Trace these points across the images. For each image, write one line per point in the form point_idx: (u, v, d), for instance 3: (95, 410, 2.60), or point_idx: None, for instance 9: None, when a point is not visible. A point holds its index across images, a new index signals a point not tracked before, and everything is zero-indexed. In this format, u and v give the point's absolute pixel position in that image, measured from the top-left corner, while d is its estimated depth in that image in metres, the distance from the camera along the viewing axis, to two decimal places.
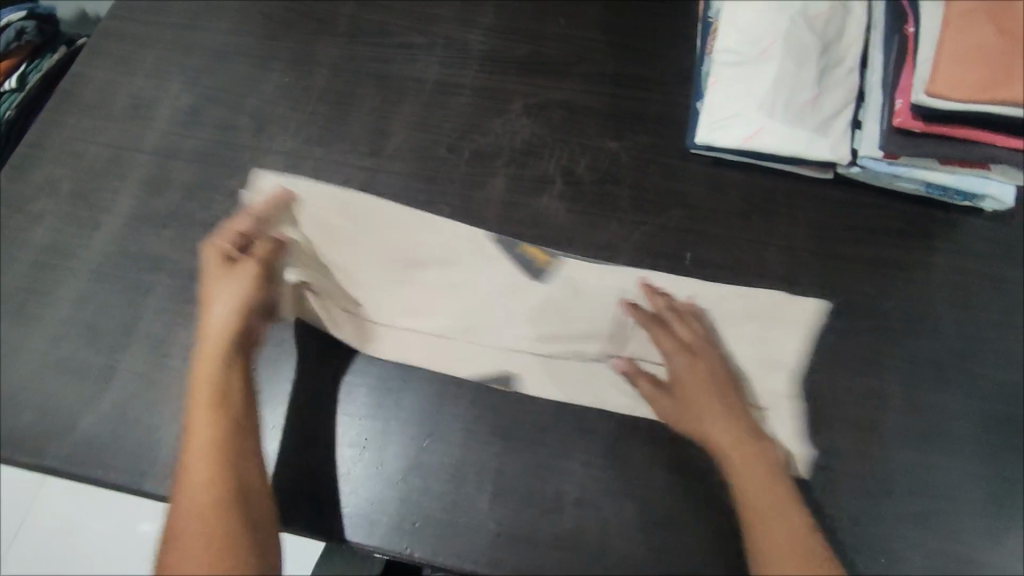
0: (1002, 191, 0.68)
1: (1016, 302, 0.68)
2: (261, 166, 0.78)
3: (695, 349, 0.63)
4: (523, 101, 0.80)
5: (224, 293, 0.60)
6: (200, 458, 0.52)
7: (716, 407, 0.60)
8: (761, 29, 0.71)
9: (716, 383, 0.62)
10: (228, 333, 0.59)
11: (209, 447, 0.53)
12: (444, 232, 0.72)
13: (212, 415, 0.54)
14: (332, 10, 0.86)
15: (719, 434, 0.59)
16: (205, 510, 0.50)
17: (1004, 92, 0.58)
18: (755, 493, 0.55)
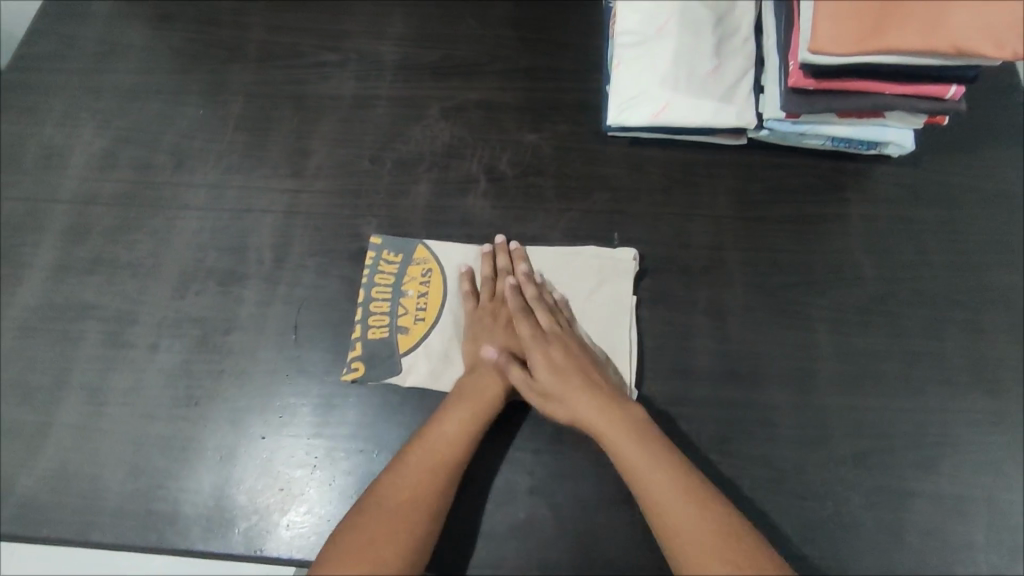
0: (901, 136, 0.69)
1: (929, 240, 0.71)
2: (183, 201, 0.77)
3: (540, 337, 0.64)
4: (440, 105, 0.81)
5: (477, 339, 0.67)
6: (425, 463, 0.57)
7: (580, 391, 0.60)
8: (656, 8, 0.72)
9: (574, 362, 0.62)
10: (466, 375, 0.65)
11: (460, 449, 0.59)
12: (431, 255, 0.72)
13: (468, 418, 0.60)
14: (241, 37, 0.86)
15: (586, 411, 0.59)
16: (401, 512, 0.54)
17: (886, 37, 0.57)
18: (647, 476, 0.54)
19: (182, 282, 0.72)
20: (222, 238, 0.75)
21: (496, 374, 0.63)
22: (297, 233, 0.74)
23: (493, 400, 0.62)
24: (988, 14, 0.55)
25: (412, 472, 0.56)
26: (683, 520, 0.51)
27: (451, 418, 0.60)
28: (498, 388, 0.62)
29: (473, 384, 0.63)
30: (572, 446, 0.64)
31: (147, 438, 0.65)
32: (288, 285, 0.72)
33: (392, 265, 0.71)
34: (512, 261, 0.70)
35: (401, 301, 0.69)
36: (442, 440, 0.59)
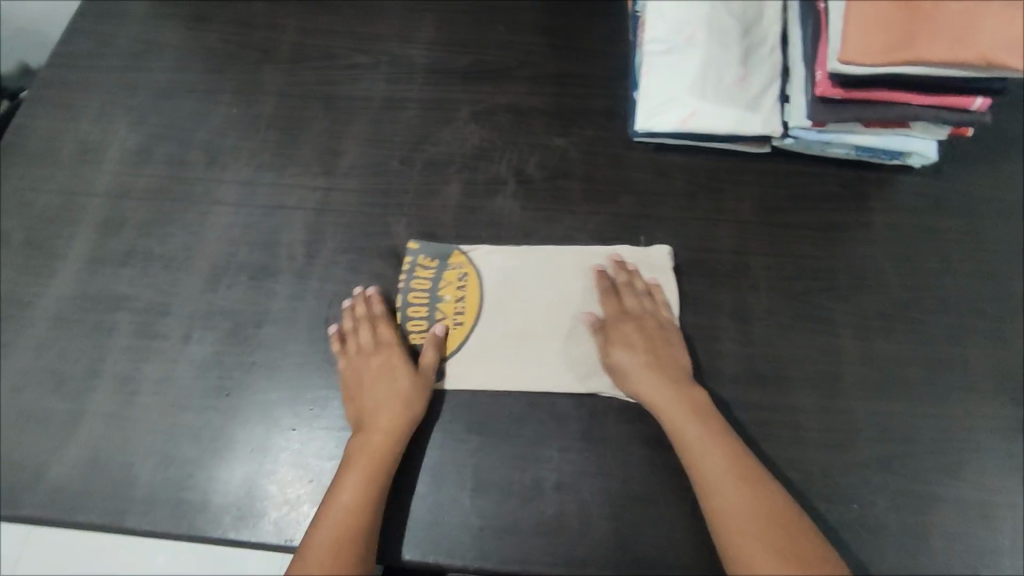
0: (924, 146, 0.71)
1: (952, 249, 0.72)
2: (215, 197, 0.78)
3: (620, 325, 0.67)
4: (469, 108, 0.83)
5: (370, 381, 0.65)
6: (341, 519, 0.58)
7: (654, 375, 0.63)
8: (685, 17, 0.74)
9: (649, 352, 0.65)
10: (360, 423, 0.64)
11: (369, 500, 0.59)
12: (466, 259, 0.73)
13: (364, 476, 0.60)
14: (274, 39, 0.88)
15: (658, 398, 0.62)
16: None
17: (913, 50, 0.58)
18: (708, 462, 0.58)
19: (215, 275, 0.74)
20: (254, 233, 0.76)
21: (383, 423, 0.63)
22: (329, 229, 0.76)
23: (391, 448, 0.62)
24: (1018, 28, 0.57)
25: (331, 530, 0.57)
26: (738, 509, 0.56)
27: (353, 471, 0.60)
28: (388, 438, 0.62)
29: (367, 434, 0.62)
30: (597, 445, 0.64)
31: (177, 427, 0.66)
32: (319, 280, 0.73)
33: (428, 271, 0.72)
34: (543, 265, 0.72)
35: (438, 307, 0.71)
36: (348, 502, 0.58)
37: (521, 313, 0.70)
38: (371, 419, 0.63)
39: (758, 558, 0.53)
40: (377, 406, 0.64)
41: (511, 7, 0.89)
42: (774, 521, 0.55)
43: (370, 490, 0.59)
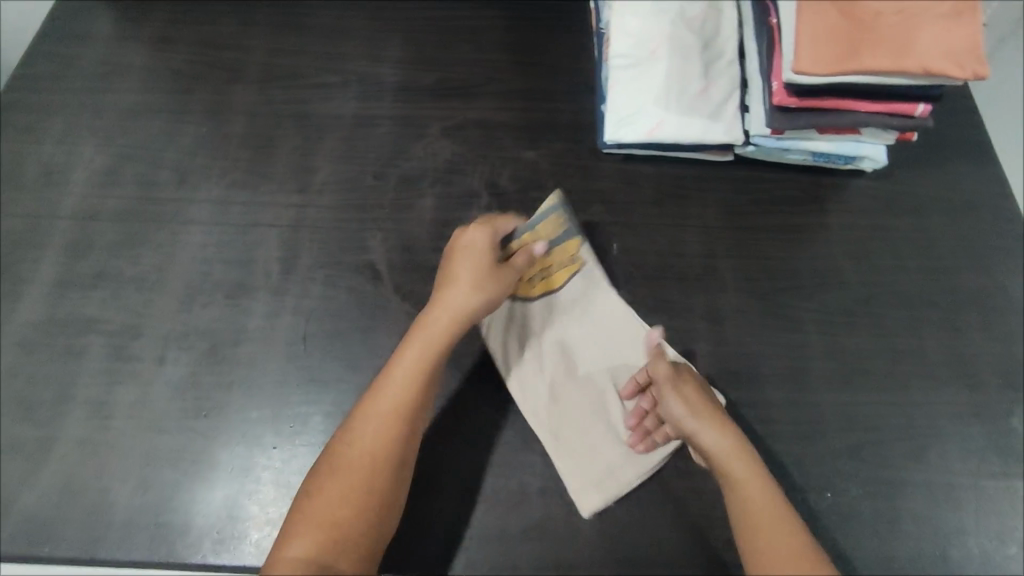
0: (875, 151, 0.75)
1: (905, 248, 0.76)
2: (187, 217, 0.78)
3: (678, 379, 0.61)
4: (440, 124, 0.84)
5: (457, 278, 0.64)
6: (387, 406, 0.58)
7: (715, 420, 0.58)
8: (647, 33, 0.77)
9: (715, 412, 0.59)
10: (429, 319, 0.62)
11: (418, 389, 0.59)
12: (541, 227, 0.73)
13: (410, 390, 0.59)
14: (242, 59, 0.88)
15: (716, 443, 0.57)
16: (337, 500, 0.53)
17: (859, 60, 0.62)
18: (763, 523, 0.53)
19: (188, 296, 0.73)
20: (229, 252, 0.75)
21: (447, 311, 0.62)
22: (304, 247, 0.76)
23: (450, 340, 0.62)
24: (951, 39, 0.62)
25: (376, 414, 0.57)
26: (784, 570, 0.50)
27: (409, 356, 0.60)
28: (447, 331, 0.62)
29: (428, 321, 0.62)
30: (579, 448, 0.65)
31: (154, 451, 0.65)
32: (296, 297, 0.73)
33: (550, 232, 0.72)
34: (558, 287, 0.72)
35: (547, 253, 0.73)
36: (386, 415, 0.57)
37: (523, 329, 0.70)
38: (444, 302, 0.63)
39: None
40: (464, 280, 0.64)
41: (478, 26, 0.91)
42: None
43: (411, 406, 0.58)
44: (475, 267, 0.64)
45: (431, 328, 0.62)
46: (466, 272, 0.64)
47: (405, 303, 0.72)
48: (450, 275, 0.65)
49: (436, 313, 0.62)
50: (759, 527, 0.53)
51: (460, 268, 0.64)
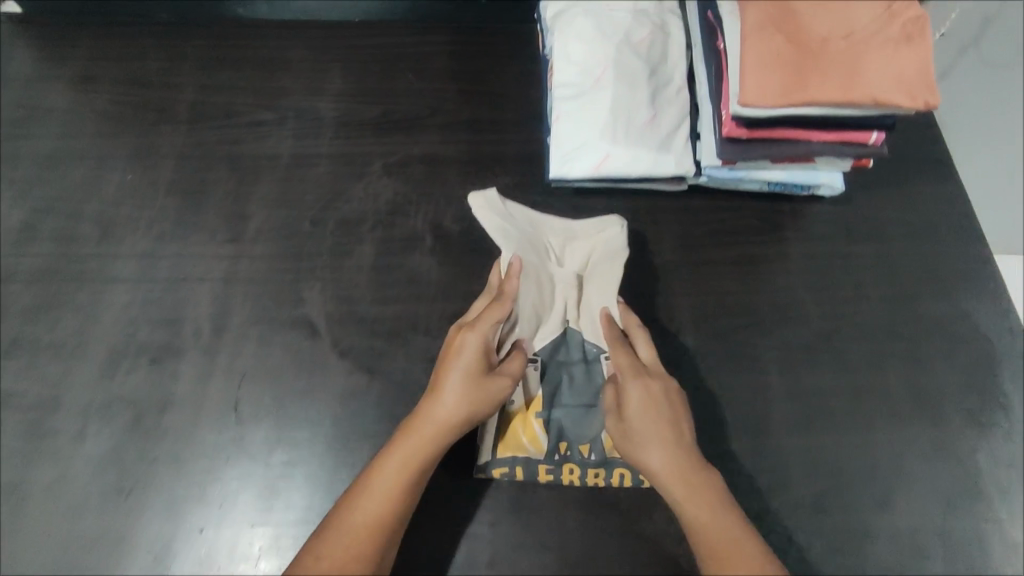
0: (832, 179, 0.72)
1: (867, 277, 0.73)
2: (109, 273, 0.73)
3: (633, 373, 0.60)
4: (382, 161, 0.80)
5: (462, 373, 0.58)
6: (369, 522, 0.54)
7: (654, 437, 0.57)
8: (592, 60, 0.73)
9: (662, 410, 0.59)
10: (431, 418, 0.58)
11: (408, 496, 0.56)
12: (605, 225, 0.70)
13: (393, 496, 0.55)
14: (172, 98, 0.85)
15: (660, 470, 0.57)
16: None
17: (811, 90, 0.58)
18: (713, 545, 0.54)
19: (110, 362, 0.67)
20: (154, 311, 0.70)
21: (436, 426, 0.58)
22: (237, 303, 0.70)
23: (439, 448, 0.58)
24: (902, 66, 0.58)
25: (368, 511, 0.55)
26: None
27: (398, 457, 0.57)
28: (441, 435, 0.58)
29: (396, 449, 0.57)
30: (533, 472, 0.64)
31: (75, 537, 0.60)
32: (228, 358, 0.68)
33: (598, 480, 0.64)
34: (580, 244, 0.71)
35: (567, 442, 0.65)
36: (364, 521, 0.54)
37: (531, 248, 0.68)
38: (437, 399, 0.58)
39: None
40: (463, 380, 0.58)
41: (420, 55, 0.89)
42: None
43: (393, 509, 0.55)
44: (468, 381, 0.58)
45: (401, 454, 0.57)
46: (467, 362, 0.59)
47: (344, 360, 0.68)
48: (445, 362, 0.60)
49: (429, 418, 0.58)
50: (710, 552, 0.54)
51: (460, 356, 0.59)
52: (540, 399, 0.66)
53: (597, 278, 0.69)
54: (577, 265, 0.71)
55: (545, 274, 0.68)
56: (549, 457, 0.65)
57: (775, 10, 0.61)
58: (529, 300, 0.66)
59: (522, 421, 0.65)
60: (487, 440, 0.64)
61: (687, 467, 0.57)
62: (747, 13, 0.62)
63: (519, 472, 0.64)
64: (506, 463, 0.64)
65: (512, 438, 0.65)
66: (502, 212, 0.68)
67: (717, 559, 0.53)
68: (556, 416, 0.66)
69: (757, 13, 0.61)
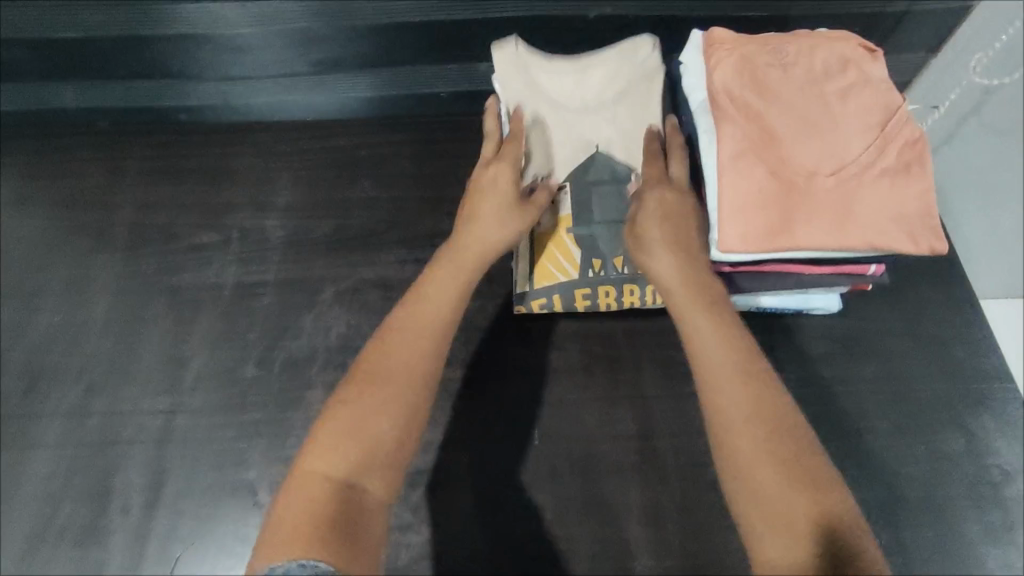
0: (827, 302, 0.65)
1: (869, 405, 0.67)
2: (33, 437, 0.67)
3: (665, 188, 0.57)
4: (334, 287, 0.74)
5: (500, 196, 0.61)
6: (405, 352, 0.52)
7: (667, 246, 0.55)
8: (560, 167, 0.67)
9: (685, 221, 0.56)
10: (476, 249, 0.59)
11: (451, 318, 0.55)
12: (631, 51, 0.67)
13: (432, 322, 0.54)
14: (108, 221, 0.79)
15: (664, 275, 0.54)
16: (360, 429, 0.48)
17: (796, 236, 0.52)
18: (716, 361, 0.49)
19: (32, 542, 0.62)
20: (82, 480, 0.64)
21: (475, 253, 0.59)
22: (172, 467, 0.64)
23: (480, 267, 0.59)
24: (895, 209, 0.52)
25: (411, 335, 0.53)
26: (743, 410, 0.46)
27: (441, 283, 0.57)
28: (478, 257, 0.59)
29: (436, 276, 0.57)
30: (569, 301, 0.65)
31: None
32: (161, 538, 0.62)
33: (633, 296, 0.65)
34: (609, 64, 0.67)
35: (601, 260, 0.64)
36: (407, 354, 0.52)
37: (546, 78, 0.67)
38: (473, 229, 0.60)
39: (760, 464, 0.44)
40: (501, 207, 0.60)
41: (378, 158, 0.82)
42: (772, 439, 0.45)
43: (433, 332, 0.54)
44: (503, 202, 0.61)
45: (444, 281, 0.57)
46: (503, 189, 0.61)
47: None
48: (470, 206, 0.61)
49: (466, 248, 0.59)
50: (704, 359, 0.49)
51: (491, 191, 0.61)
52: (569, 216, 0.65)
53: (628, 103, 0.67)
54: (602, 89, 0.68)
55: (566, 104, 0.68)
56: (584, 275, 0.65)
57: (754, 136, 0.55)
58: (553, 149, 0.67)
59: (553, 241, 0.65)
60: (523, 271, 0.66)
61: (693, 276, 0.53)
62: (724, 139, 0.55)
63: (558, 300, 0.66)
64: (544, 291, 0.65)
65: (547, 260, 0.65)
66: (513, 63, 0.67)
67: (712, 374, 0.48)
68: (590, 234, 0.65)
69: (735, 141, 0.54)
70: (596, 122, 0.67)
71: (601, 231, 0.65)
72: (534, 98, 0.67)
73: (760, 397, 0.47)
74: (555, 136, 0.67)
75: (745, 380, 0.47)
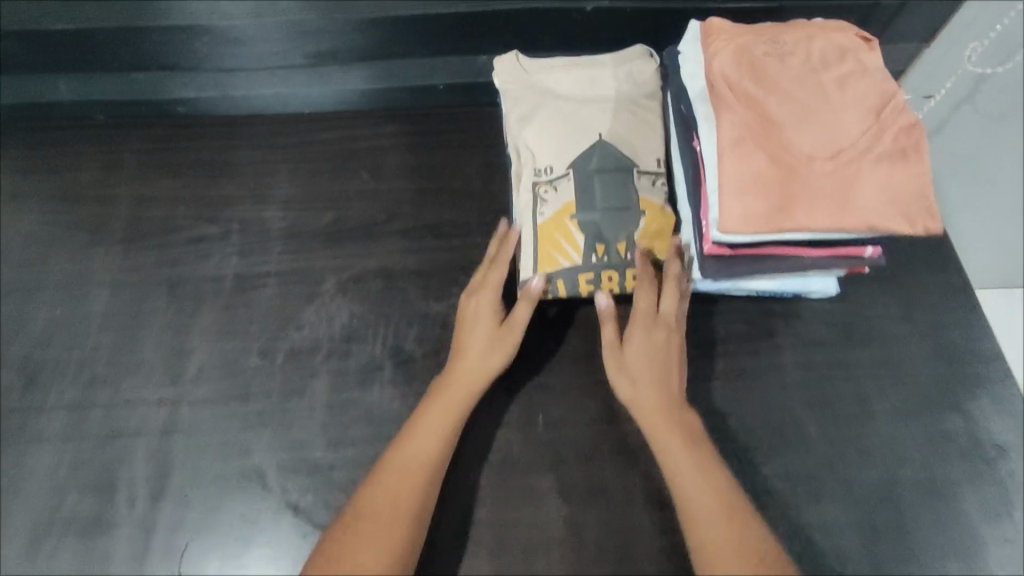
0: (826, 286, 0.66)
1: (866, 387, 0.68)
2: (34, 430, 0.66)
3: (650, 322, 0.61)
4: (336, 277, 0.74)
5: (481, 328, 0.63)
6: (397, 492, 0.55)
7: (648, 380, 0.59)
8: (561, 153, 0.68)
9: (666, 359, 0.60)
10: (461, 379, 0.61)
11: (440, 457, 0.58)
12: (625, 61, 0.72)
13: (421, 463, 0.57)
14: (107, 215, 0.79)
15: (643, 403, 0.59)
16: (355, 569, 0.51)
17: (796, 217, 0.53)
18: (694, 490, 0.54)
19: (36, 536, 0.62)
20: (85, 473, 0.64)
21: (461, 386, 0.61)
22: (177, 458, 0.64)
23: (466, 400, 0.60)
24: (894, 190, 0.53)
25: (400, 478, 0.56)
26: (716, 537, 0.52)
27: (427, 421, 0.59)
28: (464, 393, 0.60)
29: (424, 412, 0.60)
30: (573, 285, 0.65)
31: None
32: (167, 529, 0.62)
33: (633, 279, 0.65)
34: (608, 69, 0.72)
35: (603, 245, 0.65)
36: (394, 492, 0.55)
37: (550, 83, 0.72)
38: (458, 361, 0.62)
39: None
40: (481, 338, 0.62)
41: (378, 150, 0.82)
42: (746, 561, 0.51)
43: (422, 472, 0.57)
44: (485, 336, 0.62)
45: (430, 417, 0.59)
46: (483, 322, 0.63)
47: (295, 519, 0.62)
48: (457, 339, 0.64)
49: (450, 382, 0.61)
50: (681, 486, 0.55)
51: (473, 324, 0.63)
52: (573, 202, 0.66)
53: (626, 103, 0.70)
54: (602, 89, 0.71)
55: (567, 102, 0.71)
56: (587, 259, 0.65)
57: (753, 123, 0.56)
58: (555, 139, 0.69)
59: (556, 226, 0.66)
60: (526, 258, 0.66)
61: (672, 407, 0.59)
62: (724, 125, 0.56)
63: (561, 285, 0.65)
64: (548, 277, 0.65)
65: (548, 247, 0.65)
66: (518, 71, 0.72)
67: (690, 495, 0.54)
68: (592, 219, 0.65)
69: (734, 128, 0.56)
70: (596, 116, 0.69)
71: (602, 217, 0.65)
72: (530, 98, 0.71)
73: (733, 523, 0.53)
74: (556, 127, 0.69)
75: (719, 509, 0.53)
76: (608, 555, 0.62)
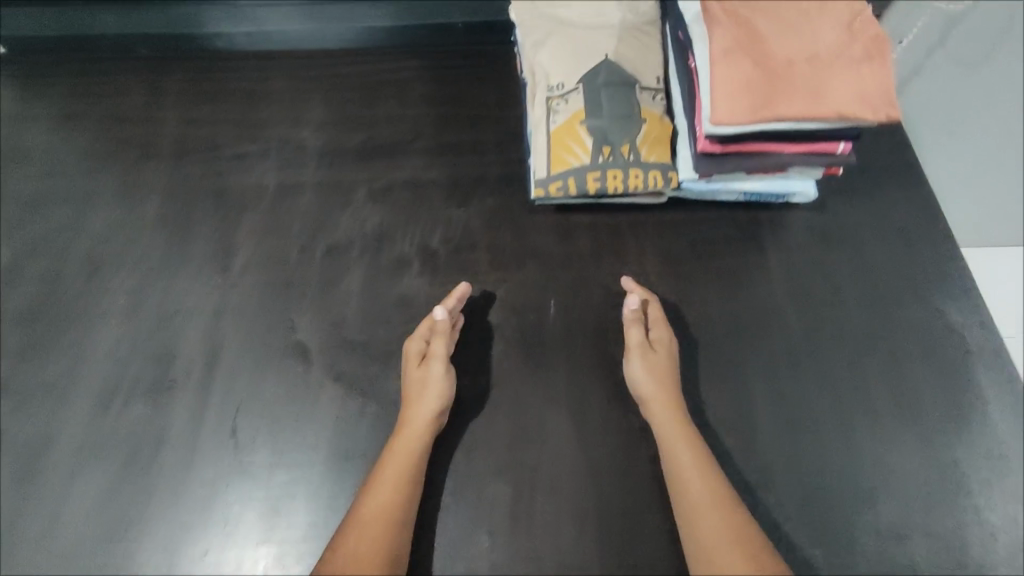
0: (806, 188, 0.75)
1: (845, 282, 0.76)
2: (100, 310, 0.75)
3: (662, 329, 0.69)
4: (367, 187, 0.82)
5: (417, 378, 0.65)
6: (375, 517, 0.57)
7: (665, 384, 0.65)
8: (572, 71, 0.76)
9: (668, 374, 0.65)
10: (406, 425, 0.63)
11: (408, 486, 0.60)
12: None
13: (391, 494, 0.59)
14: (155, 132, 0.86)
15: (655, 404, 0.64)
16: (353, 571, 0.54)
17: (777, 109, 0.61)
18: (694, 485, 0.58)
19: (103, 397, 0.70)
20: (146, 346, 0.72)
21: (414, 433, 0.63)
22: (229, 335, 0.72)
23: (417, 447, 0.62)
24: (860, 85, 0.62)
25: (375, 505, 0.58)
26: (711, 529, 0.56)
27: (390, 464, 0.61)
28: (412, 439, 0.62)
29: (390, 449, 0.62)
30: (583, 182, 0.73)
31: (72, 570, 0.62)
32: (220, 392, 0.69)
33: (635, 176, 0.73)
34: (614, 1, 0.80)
35: (609, 147, 0.73)
36: (375, 513, 0.58)
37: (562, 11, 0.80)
38: (405, 410, 0.64)
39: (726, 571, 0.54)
40: (414, 388, 0.65)
41: (403, 81, 0.90)
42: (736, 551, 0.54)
43: (395, 498, 0.59)
44: (420, 386, 0.65)
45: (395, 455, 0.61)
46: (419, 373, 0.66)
47: (334, 385, 0.70)
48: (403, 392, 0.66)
49: (405, 427, 0.63)
50: (682, 483, 0.59)
51: (413, 375, 0.66)
52: (582, 110, 0.74)
53: (631, 29, 0.78)
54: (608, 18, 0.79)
55: (577, 28, 0.79)
56: (595, 159, 0.73)
57: (740, 34, 0.64)
58: (568, 60, 0.77)
59: (568, 132, 0.74)
60: (542, 161, 0.74)
61: (678, 415, 0.63)
62: (714, 35, 0.64)
63: (572, 181, 0.73)
64: (560, 176, 0.73)
65: (561, 150, 0.74)
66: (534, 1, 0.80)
67: (690, 491, 0.58)
68: (599, 126, 0.73)
69: (723, 37, 0.64)
70: (603, 40, 0.78)
71: (608, 124, 0.73)
72: (544, 26, 0.79)
73: (728, 518, 0.56)
74: (568, 49, 0.77)
75: (716, 507, 0.57)
76: (613, 418, 0.69)
